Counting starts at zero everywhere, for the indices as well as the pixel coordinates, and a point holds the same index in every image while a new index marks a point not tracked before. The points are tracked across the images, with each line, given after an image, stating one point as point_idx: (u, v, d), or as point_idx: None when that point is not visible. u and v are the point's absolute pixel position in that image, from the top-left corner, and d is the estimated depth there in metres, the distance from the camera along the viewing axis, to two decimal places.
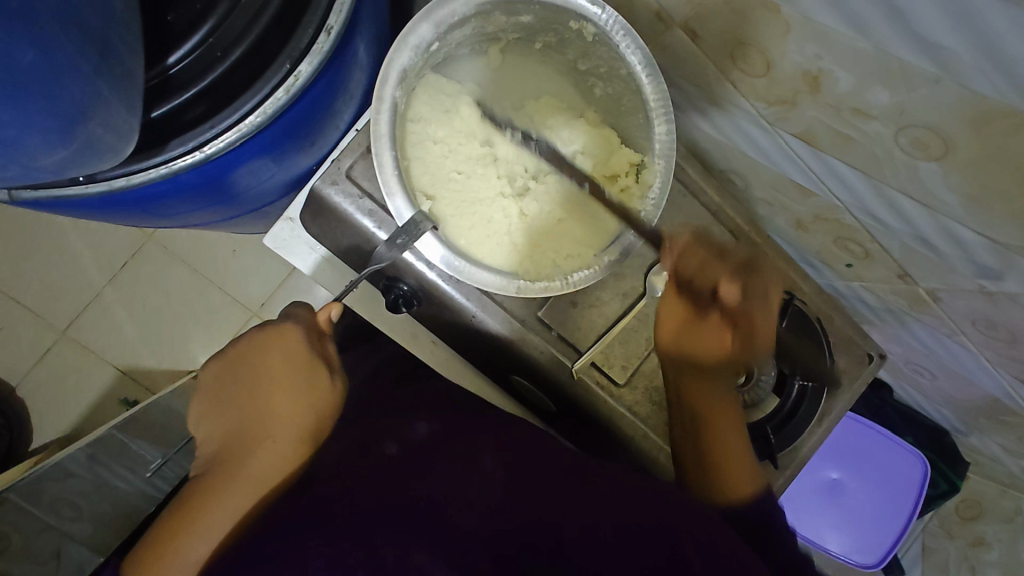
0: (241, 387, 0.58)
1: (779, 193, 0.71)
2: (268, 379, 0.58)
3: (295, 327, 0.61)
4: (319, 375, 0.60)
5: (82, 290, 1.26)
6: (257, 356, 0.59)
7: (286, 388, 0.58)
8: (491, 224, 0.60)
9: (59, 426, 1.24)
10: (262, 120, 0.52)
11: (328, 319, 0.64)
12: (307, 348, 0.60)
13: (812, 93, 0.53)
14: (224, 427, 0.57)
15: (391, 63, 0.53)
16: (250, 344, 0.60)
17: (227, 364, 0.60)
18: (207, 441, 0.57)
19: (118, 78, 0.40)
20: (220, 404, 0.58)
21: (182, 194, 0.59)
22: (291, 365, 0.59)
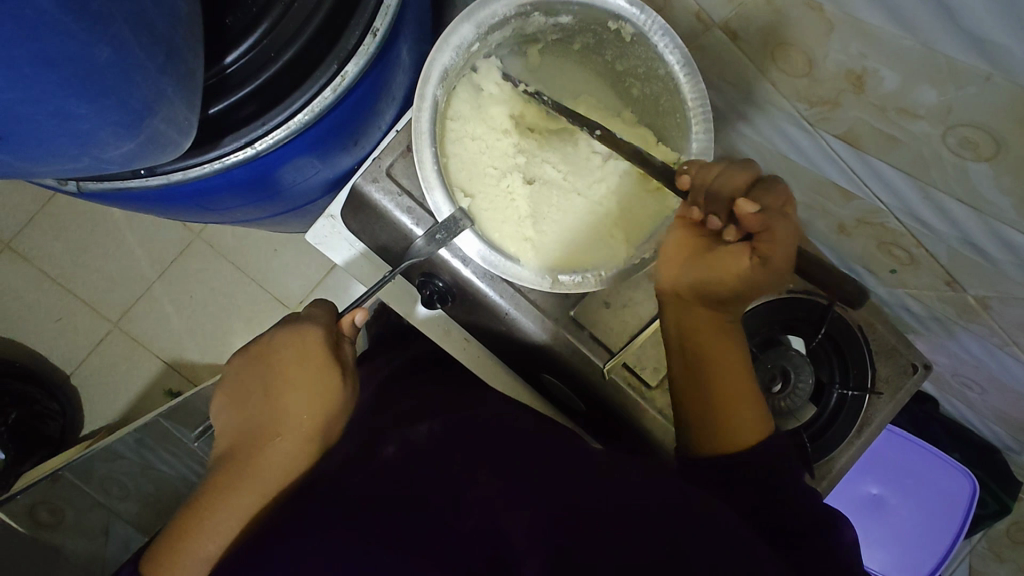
0: (260, 386, 0.59)
1: (819, 196, 0.70)
2: (282, 377, 0.58)
3: (316, 328, 0.60)
4: (332, 380, 0.58)
5: (134, 284, 1.32)
6: (275, 355, 0.59)
7: (299, 388, 0.57)
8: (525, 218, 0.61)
9: (109, 411, 1.31)
10: (309, 118, 0.54)
11: (351, 323, 0.64)
12: (324, 350, 0.59)
13: (855, 93, 0.52)
14: (244, 423, 0.57)
15: (433, 63, 0.55)
16: (269, 342, 0.60)
17: (249, 359, 0.61)
18: (225, 433, 0.58)
19: (183, 78, 0.43)
20: (243, 401, 0.59)
21: (233, 189, 0.62)
22: (303, 366, 0.58)
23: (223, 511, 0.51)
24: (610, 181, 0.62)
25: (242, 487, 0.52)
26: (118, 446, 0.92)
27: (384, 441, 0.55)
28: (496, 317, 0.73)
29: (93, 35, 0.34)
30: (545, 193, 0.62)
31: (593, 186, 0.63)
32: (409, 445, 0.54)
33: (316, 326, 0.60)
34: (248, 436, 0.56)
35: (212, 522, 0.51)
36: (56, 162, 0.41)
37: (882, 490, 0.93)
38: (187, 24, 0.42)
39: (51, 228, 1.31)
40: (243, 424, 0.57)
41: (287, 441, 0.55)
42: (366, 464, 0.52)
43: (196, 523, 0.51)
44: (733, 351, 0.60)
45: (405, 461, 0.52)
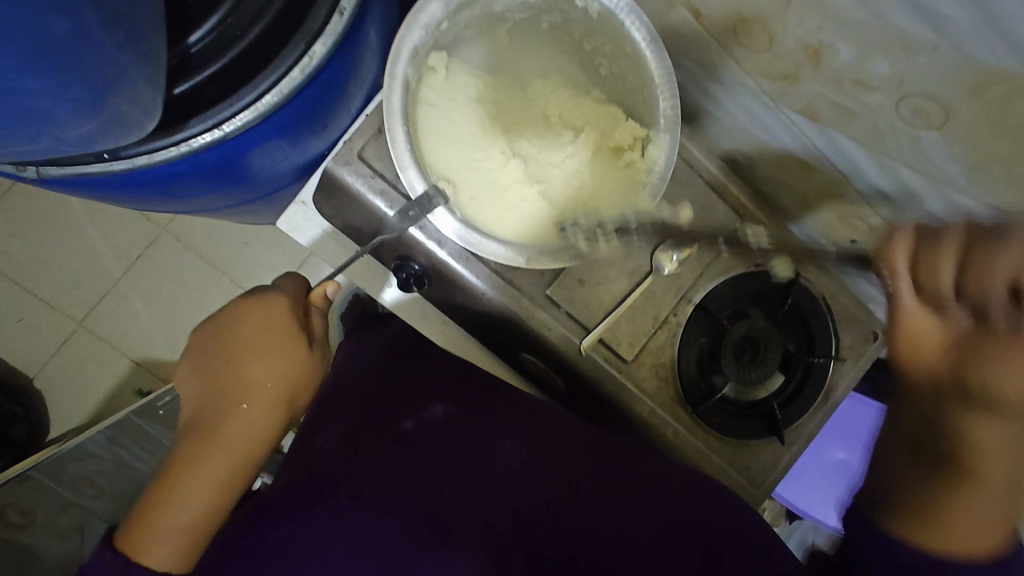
0: (222, 353, 0.61)
1: (782, 171, 0.72)
2: (244, 348, 0.61)
3: (281, 299, 0.64)
4: (300, 349, 0.63)
5: (97, 281, 1.28)
6: (237, 325, 0.62)
7: (263, 358, 0.60)
8: (508, 194, 0.62)
9: (77, 413, 1.28)
10: (278, 99, 0.53)
11: (322, 295, 0.68)
12: (284, 320, 0.63)
13: (814, 67, 0.54)
14: (206, 393, 0.60)
15: (402, 40, 0.55)
16: (231, 313, 0.63)
17: (211, 330, 0.63)
18: (190, 402, 0.61)
19: (143, 56, 0.42)
20: (205, 371, 0.61)
21: (199, 174, 0.61)
22: (267, 338, 0.61)
23: (194, 478, 0.54)
24: (581, 159, 0.63)
25: (214, 453, 0.56)
26: (89, 445, 0.90)
27: (399, 416, 0.62)
28: (472, 298, 0.73)
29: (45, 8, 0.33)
30: (516, 168, 0.62)
31: (568, 165, 0.63)
32: (427, 424, 0.60)
33: (281, 295, 0.64)
34: (214, 406, 0.59)
35: (183, 489, 0.54)
36: (15, 143, 0.40)
37: (848, 454, 0.97)
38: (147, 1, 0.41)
39: (6, 225, 1.26)
40: (205, 393, 0.60)
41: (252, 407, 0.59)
42: (388, 437, 0.58)
43: (168, 491, 0.54)
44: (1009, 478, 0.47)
45: (423, 438, 0.58)
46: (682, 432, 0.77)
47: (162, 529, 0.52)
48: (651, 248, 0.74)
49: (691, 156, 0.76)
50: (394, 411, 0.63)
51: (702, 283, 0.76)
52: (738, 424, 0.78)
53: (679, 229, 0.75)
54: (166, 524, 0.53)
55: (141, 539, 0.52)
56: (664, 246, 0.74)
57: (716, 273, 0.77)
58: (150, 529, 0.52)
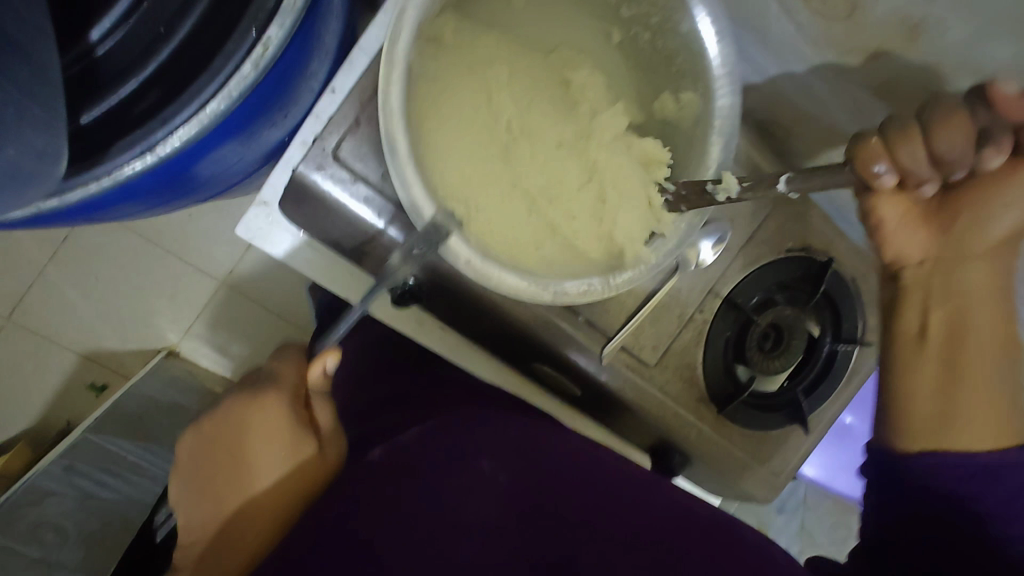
0: (221, 462, 0.52)
1: (826, 148, 0.63)
2: (248, 456, 0.51)
3: (277, 393, 0.56)
4: (305, 449, 0.53)
5: (21, 271, 1.11)
6: (235, 429, 0.53)
7: (267, 465, 0.51)
8: (532, 195, 0.51)
9: (22, 420, 1.14)
10: (227, 107, 0.39)
11: (321, 369, 0.57)
12: (288, 416, 0.54)
13: (906, 44, 0.44)
14: (202, 522, 0.49)
15: (403, 18, 0.44)
16: (228, 416, 0.54)
17: (201, 442, 0.53)
18: (187, 530, 0.50)
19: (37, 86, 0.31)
20: (202, 490, 0.51)
21: (130, 198, 0.47)
22: (267, 439, 0.52)
23: None
24: (611, 146, 0.51)
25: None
26: (43, 481, 0.82)
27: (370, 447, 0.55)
28: (480, 309, 0.64)
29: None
30: (546, 163, 0.51)
31: (610, 155, 0.50)
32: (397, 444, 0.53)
33: (276, 391, 0.56)
34: (216, 538, 0.48)
35: None
36: None
37: (853, 419, 1.00)
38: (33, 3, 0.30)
39: None
40: (204, 518, 0.49)
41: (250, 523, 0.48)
42: (358, 475, 0.50)
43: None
44: (984, 385, 0.48)
45: (393, 464, 0.51)
46: (705, 430, 0.72)
47: None
48: None
49: None
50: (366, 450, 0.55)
51: (729, 276, 0.69)
52: (762, 419, 0.74)
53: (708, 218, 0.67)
54: None
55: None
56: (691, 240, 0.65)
57: (745, 264, 0.70)
58: None
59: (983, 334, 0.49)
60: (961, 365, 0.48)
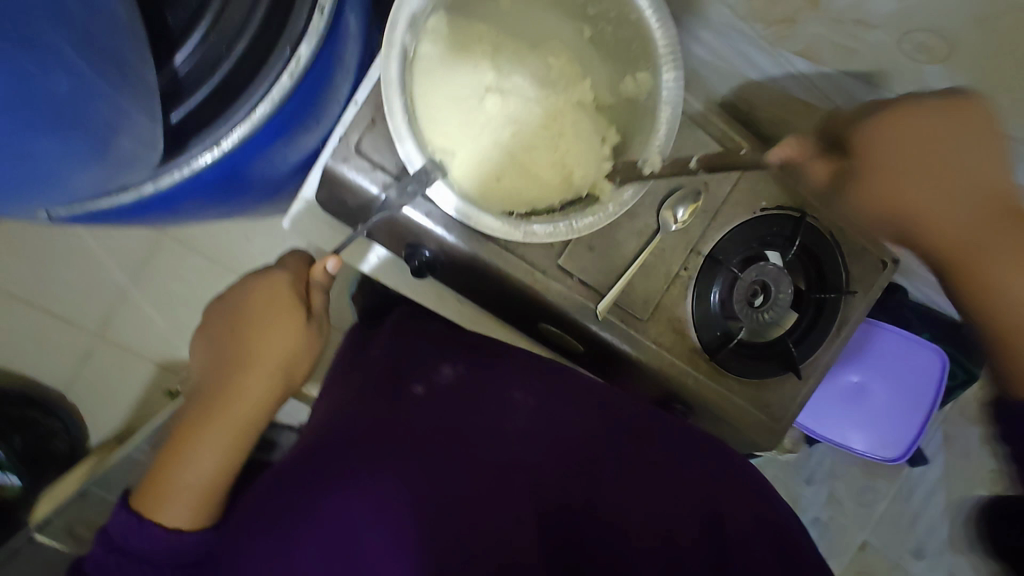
0: (230, 327, 0.68)
1: (783, 112, 0.71)
2: (253, 324, 0.67)
3: (281, 275, 0.70)
4: (297, 323, 0.68)
5: (108, 290, 1.29)
6: (243, 301, 0.68)
7: (266, 332, 0.66)
8: (513, 164, 0.61)
9: (112, 420, 1.32)
10: (271, 110, 0.51)
11: (323, 268, 0.68)
12: (285, 295, 0.68)
13: (812, 10, 0.52)
14: (215, 360, 0.67)
15: (399, 8, 0.53)
16: (238, 290, 0.70)
17: (220, 309, 0.70)
18: (203, 370, 0.68)
19: (118, 69, 0.39)
20: (217, 345, 0.68)
21: (201, 191, 0.61)
22: (268, 311, 0.67)
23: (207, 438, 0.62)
24: (574, 112, 0.62)
25: (222, 411, 0.63)
26: (136, 455, 0.98)
27: (413, 378, 0.67)
28: (485, 274, 0.74)
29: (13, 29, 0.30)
30: (528, 138, 0.62)
31: (569, 124, 0.62)
32: (437, 385, 0.66)
33: (280, 273, 0.70)
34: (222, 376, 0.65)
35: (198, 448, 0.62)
36: (36, 199, 0.42)
37: (863, 377, 1.02)
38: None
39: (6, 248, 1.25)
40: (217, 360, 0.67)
41: (251, 375, 0.65)
42: (401, 400, 0.63)
43: (181, 455, 0.61)
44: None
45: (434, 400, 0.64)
46: (700, 378, 0.80)
47: (176, 481, 0.60)
48: (657, 207, 0.75)
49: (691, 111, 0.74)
50: (409, 375, 0.68)
51: (710, 235, 0.78)
52: (756, 365, 0.81)
53: (683, 184, 0.75)
54: (182, 481, 0.60)
55: (160, 494, 0.59)
56: (668, 203, 0.75)
57: (722, 223, 0.78)
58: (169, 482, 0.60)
59: (999, 207, 0.50)
60: (989, 291, 0.50)
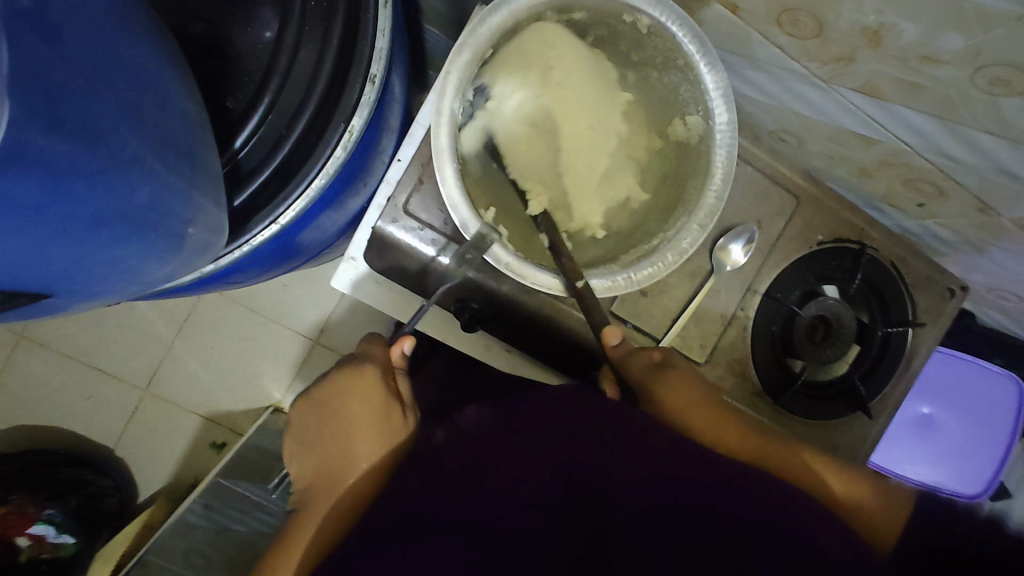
0: (328, 426, 0.61)
1: (836, 145, 0.69)
2: (349, 420, 0.60)
3: (373, 366, 0.64)
4: (393, 414, 0.60)
5: (156, 346, 1.32)
6: (338, 397, 0.62)
7: (364, 429, 0.59)
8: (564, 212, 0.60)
9: (161, 476, 1.32)
10: (327, 182, 0.51)
11: (401, 353, 0.68)
12: (381, 388, 0.62)
13: (872, 48, 0.51)
14: (316, 465, 0.59)
15: (448, 75, 0.53)
16: (331, 385, 0.63)
17: (313, 409, 0.64)
18: (302, 479, 0.60)
19: (191, 164, 0.40)
20: (313, 447, 0.61)
21: (259, 260, 0.61)
22: (367, 404, 0.60)
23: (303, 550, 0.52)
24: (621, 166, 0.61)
25: (331, 511, 0.54)
26: (189, 516, 0.97)
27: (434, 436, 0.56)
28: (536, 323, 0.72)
29: (81, 132, 0.31)
30: (582, 187, 0.60)
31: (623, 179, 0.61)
32: (463, 428, 0.57)
33: (372, 362, 0.64)
34: (321, 480, 0.57)
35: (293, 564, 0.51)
36: (109, 296, 0.41)
37: (933, 408, 0.97)
38: (159, 87, 0.37)
39: None
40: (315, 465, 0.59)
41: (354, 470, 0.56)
42: (432, 451, 0.54)
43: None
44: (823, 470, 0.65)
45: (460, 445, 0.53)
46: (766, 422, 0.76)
47: None
48: (709, 247, 0.73)
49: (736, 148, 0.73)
50: (433, 434, 0.58)
51: (765, 273, 0.75)
52: (821, 406, 0.78)
53: (735, 222, 0.73)
54: None
55: None
56: (720, 243, 0.72)
57: (777, 260, 0.75)
58: None
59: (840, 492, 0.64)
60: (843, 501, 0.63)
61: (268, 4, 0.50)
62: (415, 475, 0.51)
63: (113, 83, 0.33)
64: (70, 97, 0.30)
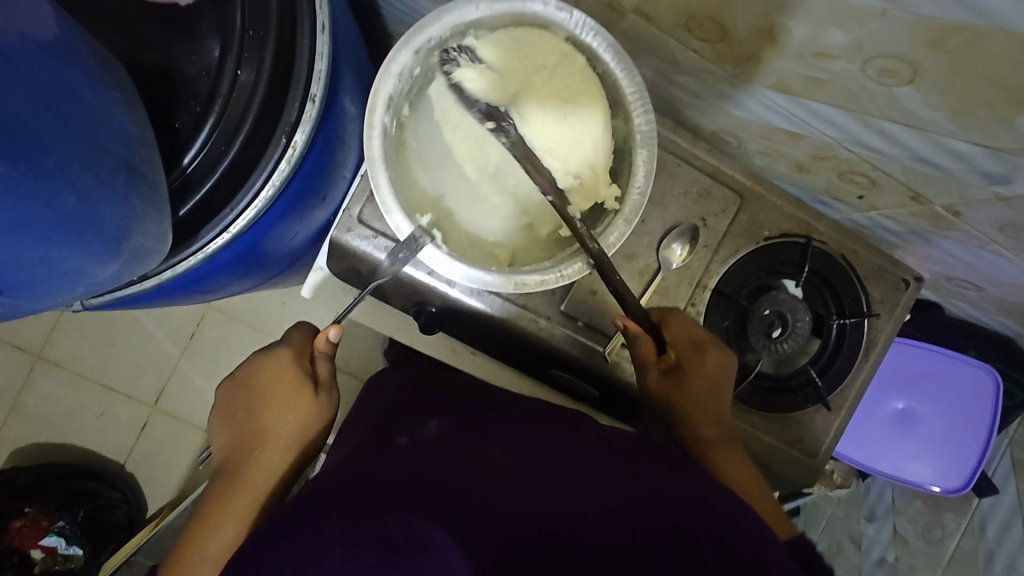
0: (243, 406, 0.63)
1: (772, 142, 0.71)
2: (264, 401, 0.63)
3: (286, 351, 0.65)
4: (308, 395, 0.63)
5: (161, 364, 1.38)
6: (252, 378, 0.64)
7: (279, 409, 0.62)
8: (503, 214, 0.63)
9: (168, 489, 1.38)
10: (273, 193, 0.57)
11: (326, 340, 0.66)
12: (295, 370, 0.64)
13: (773, 47, 0.53)
14: (232, 443, 0.62)
15: (377, 93, 0.57)
16: (246, 368, 0.65)
17: (229, 388, 0.66)
18: (218, 455, 0.63)
19: (127, 177, 0.45)
20: (228, 425, 0.63)
21: (222, 269, 0.66)
22: (280, 386, 0.63)
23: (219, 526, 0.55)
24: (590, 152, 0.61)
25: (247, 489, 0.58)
26: None
27: (395, 437, 0.57)
28: (491, 324, 0.75)
29: (18, 146, 0.35)
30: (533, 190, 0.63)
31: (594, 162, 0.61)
32: (422, 440, 0.56)
33: (287, 347, 0.66)
34: (237, 457, 0.60)
35: (209, 537, 0.55)
36: (55, 297, 0.45)
37: (908, 402, 0.97)
38: (94, 105, 0.42)
39: (73, 331, 1.37)
40: (231, 442, 0.62)
41: (270, 449, 0.60)
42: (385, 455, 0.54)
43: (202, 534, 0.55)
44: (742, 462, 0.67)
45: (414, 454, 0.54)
46: None
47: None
48: (656, 246, 0.75)
49: (680, 150, 0.76)
50: (394, 434, 0.58)
51: (714, 269, 0.77)
52: (778, 399, 0.78)
53: (680, 220, 0.76)
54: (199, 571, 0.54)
55: None
56: (665, 242, 0.75)
57: (725, 256, 0.77)
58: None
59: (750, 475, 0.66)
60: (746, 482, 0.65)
61: (212, 34, 0.55)
62: (367, 470, 0.51)
63: (43, 102, 0.38)
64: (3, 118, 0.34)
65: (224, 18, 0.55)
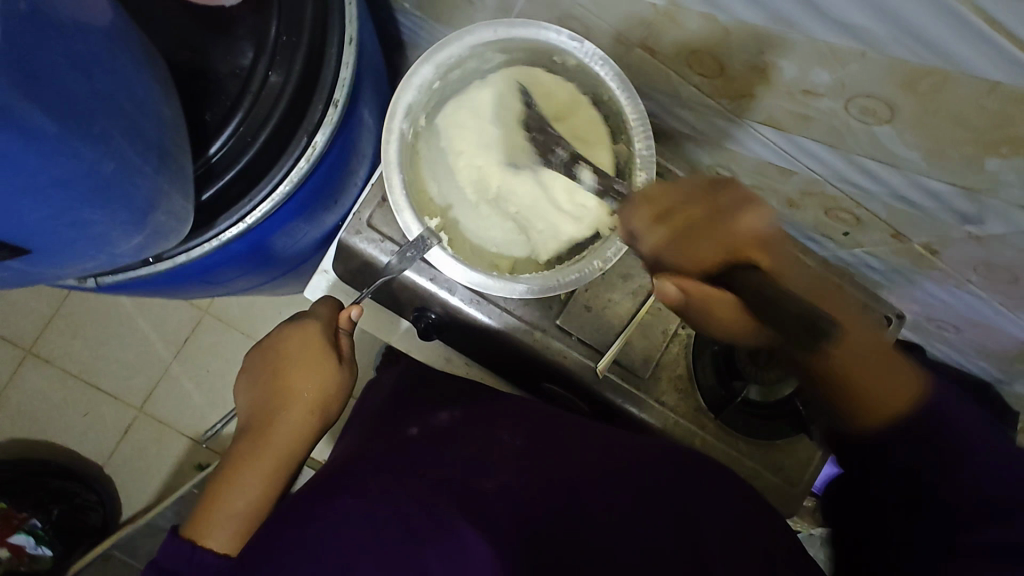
0: (270, 368, 0.69)
1: (764, 176, 0.75)
2: (289, 366, 0.68)
3: (314, 321, 0.69)
4: (329, 365, 0.67)
5: (153, 367, 1.38)
6: (281, 344, 0.69)
7: (302, 375, 0.67)
8: (507, 223, 0.67)
9: (146, 495, 1.36)
10: (290, 188, 0.61)
11: (348, 319, 0.69)
12: (320, 342, 0.68)
13: (766, 84, 0.58)
14: (258, 401, 0.69)
15: (397, 101, 0.62)
16: (276, 335, 0.70)
17: (260, 349, 0.71)
18: (246, 408, 0.70)
19: (159, 155, 0.48)
20: (257, 382, 0.70)
21: (233, 262, 0.69)
22: (305, 353, 0.67)
23: (246, 476, 0.63)
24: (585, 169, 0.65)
25: (272, 448, 0.65)
26: None
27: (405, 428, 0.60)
28: (488, 333, 0.78)
29: (70, 112, 0.38)
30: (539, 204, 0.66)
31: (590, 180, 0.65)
32: (433, 428, 0.59)
33: (314, 318, 0.69)
34: (263, 413, 0.67)
35: (236, 484, 0.63)
36: (77, 262, 0.48)
37: None
38: (137, 85, 0.46)
39: (68, 328, 1.38)
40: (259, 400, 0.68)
41: (291, 412, 0.66)
42: (396, 442, 0.57)
43: (232, 480, 0.63)
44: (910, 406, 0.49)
45: (422, 441, 0.56)
46: (708, 437, 0.78)
47: (222, 514, 0.62)
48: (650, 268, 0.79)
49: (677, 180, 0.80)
50: (404, 426, 0.61)
51: None
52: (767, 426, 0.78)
53: None
54: (228, 511, 0.62)
55: (210, 525, 0.60)
56: None
57: None
58: (215, 515, 0.62)
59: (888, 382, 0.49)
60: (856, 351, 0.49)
61: (247, 38, 0.60)
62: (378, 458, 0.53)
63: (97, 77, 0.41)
64: (61, 86, 0.37)
65: (260, 25, 0.59)
